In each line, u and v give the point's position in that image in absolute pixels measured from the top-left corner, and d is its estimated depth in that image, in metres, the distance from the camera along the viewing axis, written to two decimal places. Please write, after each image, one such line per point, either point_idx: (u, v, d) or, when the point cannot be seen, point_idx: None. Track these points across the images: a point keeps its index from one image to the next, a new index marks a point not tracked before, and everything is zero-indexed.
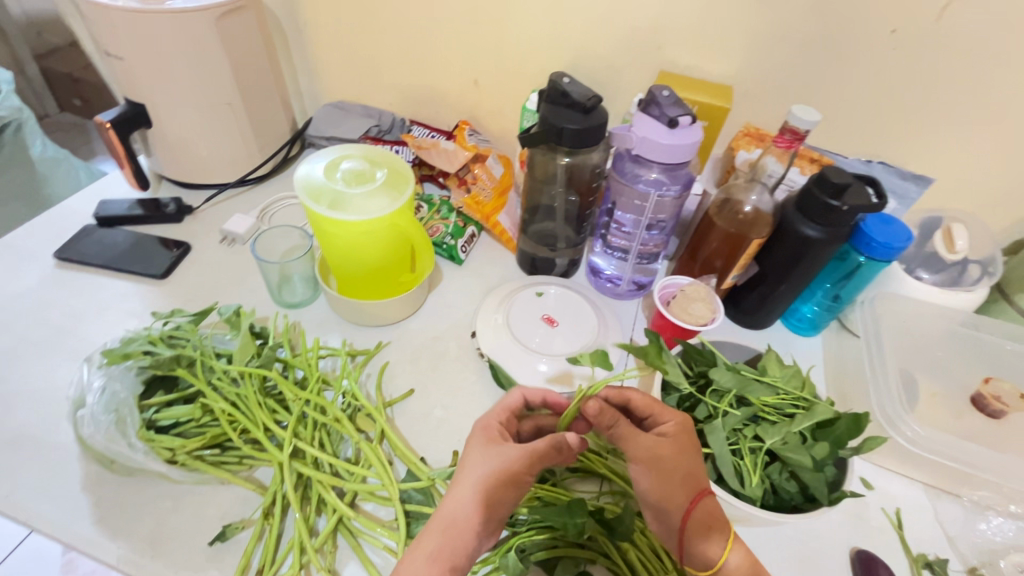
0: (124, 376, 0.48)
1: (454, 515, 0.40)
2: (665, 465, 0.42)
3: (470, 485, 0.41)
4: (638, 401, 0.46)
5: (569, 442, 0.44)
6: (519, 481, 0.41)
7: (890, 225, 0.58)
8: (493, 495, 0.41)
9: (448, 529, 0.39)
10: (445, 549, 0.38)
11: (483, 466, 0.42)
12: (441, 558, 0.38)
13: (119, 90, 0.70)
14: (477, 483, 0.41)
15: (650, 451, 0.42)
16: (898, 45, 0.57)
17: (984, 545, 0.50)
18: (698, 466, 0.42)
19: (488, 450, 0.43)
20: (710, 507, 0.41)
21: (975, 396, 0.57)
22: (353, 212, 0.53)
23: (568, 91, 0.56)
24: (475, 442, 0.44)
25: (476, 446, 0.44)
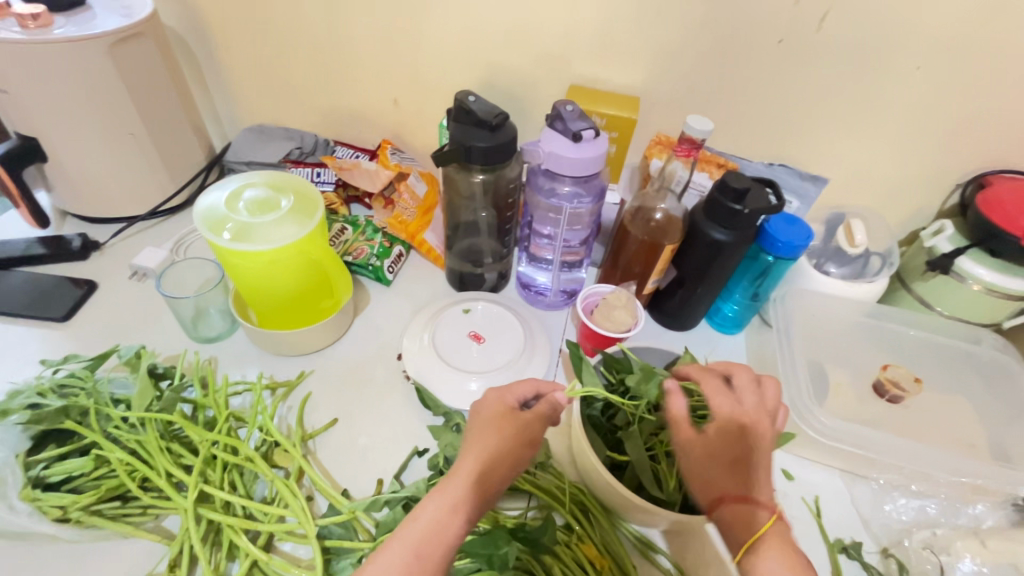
0: (5, 433, 0.44)
1: (481, 474, 0.39)
2: (694, 468, 0.42)
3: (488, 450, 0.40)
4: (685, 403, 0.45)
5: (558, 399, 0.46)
6: (527, 446, 0.42)
7: (793, 225, 0.60)
8: (514, 456, 0.41)
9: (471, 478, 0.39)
10: (465, 499, 0.38)
11: (504, 431, 0.42)
12: (462, 508, 0.38)
13: (8, 123, 0.66)
14: (502, 445, 0.41)
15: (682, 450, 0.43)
16: (787, 54, 0.60)
17: (892, 525, 0.53)
18: (726, 478, 0.40)
19: (510, 414, 0.43)
20: (742, 516, 0.38)
21: (876, 384, 0.61)
22: (260, 242, 0.52)
23: (473, 109, 0.56)
24: (488, 406, 0.43)
25: (487, 403, 0.44)
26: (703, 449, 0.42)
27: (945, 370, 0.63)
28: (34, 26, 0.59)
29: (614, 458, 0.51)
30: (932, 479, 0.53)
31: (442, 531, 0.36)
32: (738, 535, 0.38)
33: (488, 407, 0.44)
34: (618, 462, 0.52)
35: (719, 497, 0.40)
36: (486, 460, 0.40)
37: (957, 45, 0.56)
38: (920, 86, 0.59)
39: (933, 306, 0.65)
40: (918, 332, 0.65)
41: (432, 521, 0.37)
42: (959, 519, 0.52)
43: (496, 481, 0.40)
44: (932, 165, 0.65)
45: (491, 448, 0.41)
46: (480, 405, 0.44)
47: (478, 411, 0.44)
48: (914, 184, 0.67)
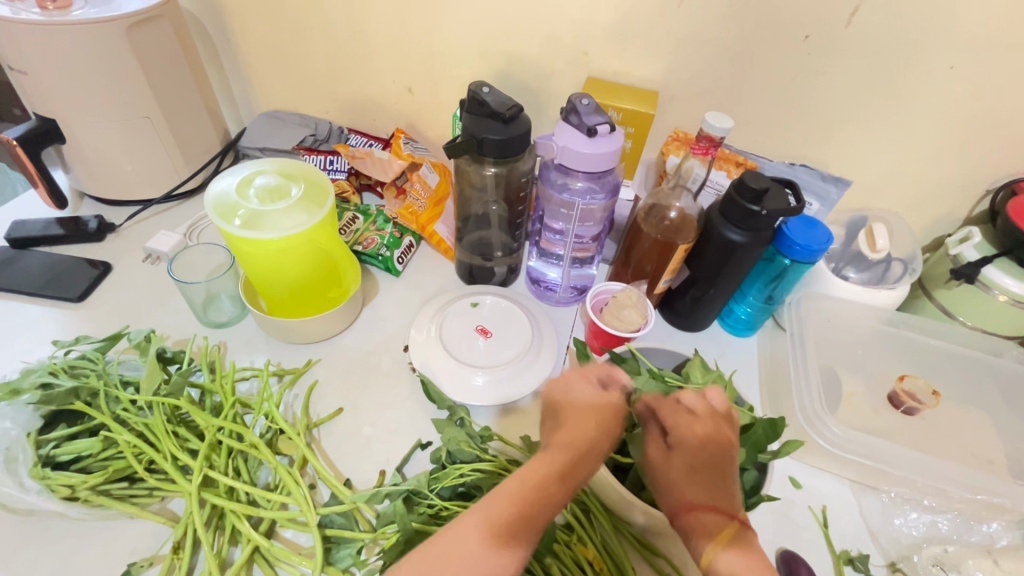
0: (18, 412, 0.45)
1: (576, 446, 0.40)
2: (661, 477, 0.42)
3: (576, 427, 0.41)
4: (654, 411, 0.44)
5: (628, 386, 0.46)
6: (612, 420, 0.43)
7: (811, 228, 0.58)
8: (605, 428, 0.42)
9: (570, 447, 0.40)
10: (564, 468, 0.39)
11: (590, 406, 0.42)
12: (567, 475, 0.38)
13: (28, 104, 0.66)
14: (593, 422, 0.41)
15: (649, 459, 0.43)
16: (813, 50, 0.58)
17: (902, 539, 0.52)
18: (691, 487, 0.40)
19: (594, 393, 0.43)
20: (700, 526, 0.38)
21: (891, 395, 0.59)
22: (269, 230, 0.52)
23: (487, 101, 0.55)
24: (567, 390, 0.44)
25: (576, 380, 0.44)
26: (668, 459, 0.42)
27: (965, 382, 0.61)
28: (52, 7, 0.59)
29: (617, 460, 0.50)
30: (946, 495, 0.52)
31: (545, 493, 0.37)
32: (702, 541, 0.38)
33: (564, 384, 0.44)
34: (622, 463, 0.51)
35: (682, 507, 0.40)
36: (582, 432, 0.40)
37: (994, 44, 0.53)
38: (952, 86, 0.57)
39: (956, 316, 0.63)
40: (939, 342, 0.63)
41: (536, 486, 0.38)
42: (970, 537, 0.51)
43: (593, 450, 0.40)
44: (961, 169, 0.62)
45: (596, 428, 0.41)
46: (564, 384, 0.44)
47: (566, 392, 0.43)
48: (942, 188, 0.65)
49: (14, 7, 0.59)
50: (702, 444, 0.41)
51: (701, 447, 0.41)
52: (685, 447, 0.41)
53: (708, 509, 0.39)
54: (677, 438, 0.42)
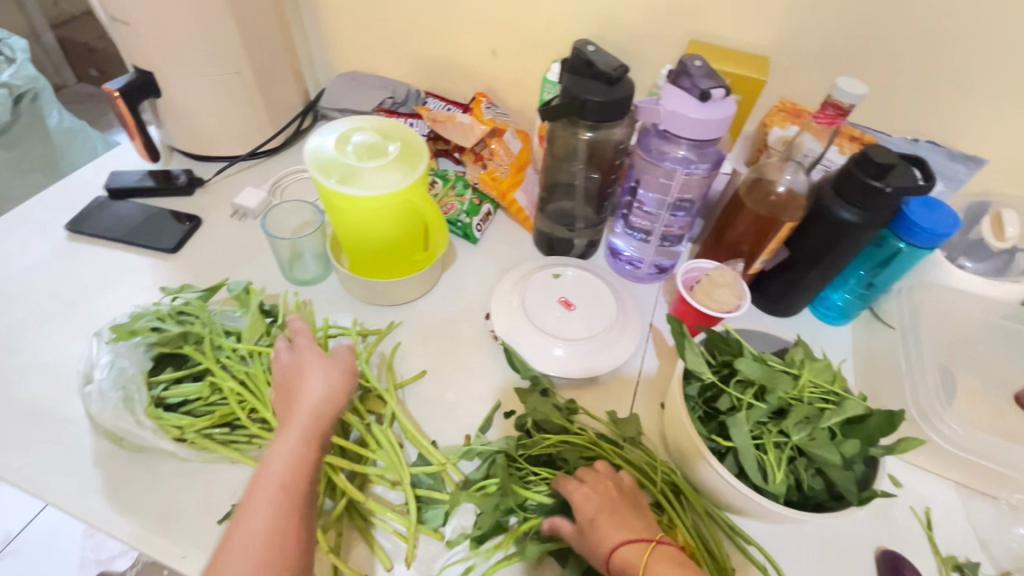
0: (132, 352, 0.47)
1: (307, 397, 0.43)
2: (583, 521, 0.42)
3: (303, 393, 0.43)
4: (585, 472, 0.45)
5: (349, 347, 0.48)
6: (342, 384, 0.45)
7: (935, 210, 0.54)
8: (337, 395, 0.44)
9: (306, 441, 0.41)
10: (306, 461, 0.40)
11: (326, 371, 0.45)
12: (313, 438, 0.41)
13: (127, 57, 0.68)
14: (331, 389, 0.44)
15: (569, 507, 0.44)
16: (957, 13, 0.52)
17: (1018, 549, 0.48)
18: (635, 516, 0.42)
19: (324, 361, 0.46)
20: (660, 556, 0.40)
21: (1021, 395, 0.53)
22: (365, 188, 0.51)
23: (592, 61, 0.52)
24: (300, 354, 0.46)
25: (309, 385, 0.44)
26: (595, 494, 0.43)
27: None
28: None
29: (714, 442, 0.48)
30: None
31: (300, 462, 0.40)
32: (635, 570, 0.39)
33: (289, 375, 0.46)
34: (718, 447, 0.49)
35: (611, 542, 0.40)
36: (319, 410, 0.43)
37: None
38: None
39: None
40: None
41: (291, 458, 0.40)
42: None
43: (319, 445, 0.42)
44: None
45: (294, 445, 0.41)
46: (297, 364, 0.46)
47: (297, 368, 0.46)
48: None
49: None
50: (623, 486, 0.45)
51: (596, 501, 0.42)
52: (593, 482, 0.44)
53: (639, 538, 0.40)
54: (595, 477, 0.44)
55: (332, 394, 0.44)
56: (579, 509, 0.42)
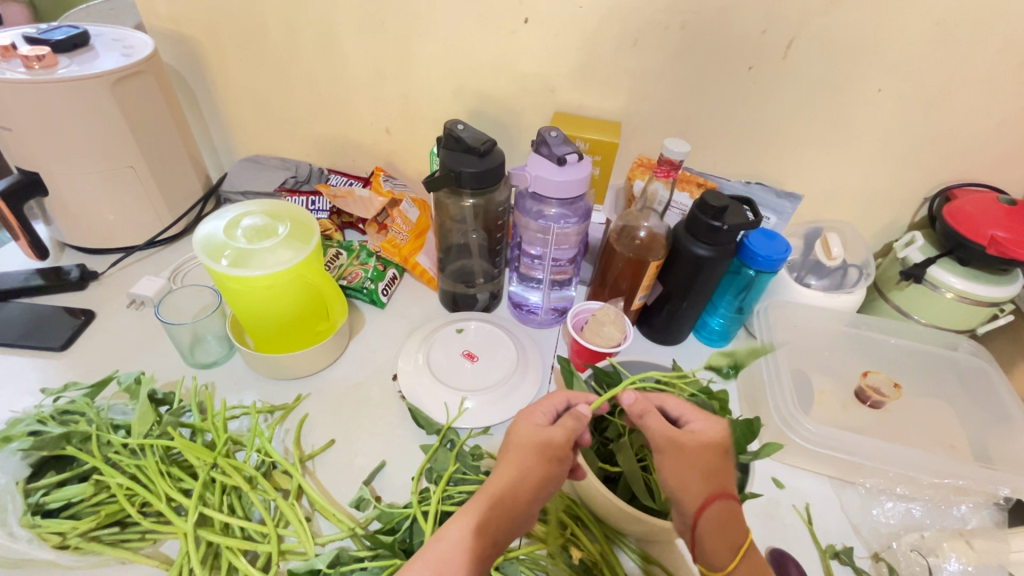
0: (6, 460, 0.45)
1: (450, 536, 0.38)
2: (677, 453, 0.43)
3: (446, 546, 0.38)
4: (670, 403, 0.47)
5: (523, 466, 0.41)
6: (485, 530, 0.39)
7: (771, 240, 0.63)
8: (482, 549, 0.38)
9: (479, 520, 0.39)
10: (492, 504, 0.40)
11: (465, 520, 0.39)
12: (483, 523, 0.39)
13: (11, 159, 0.68)
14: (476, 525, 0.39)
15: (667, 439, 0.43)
16: (757, 80, 0.64)
17: (881, 529, 0.54)
18: (722, 472, 0.42)
19: (469, 516, 0.39)
20: (726, 512, 0.41)
21: (858, 391, 0.62)
22: (256, 268, 0.53)
23: (462, 136, 0.58)
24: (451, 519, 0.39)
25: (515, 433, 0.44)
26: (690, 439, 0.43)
27: (927, 376, 0.65)
28: (39, 66, 0.61)
29: (607, 469, 0.52)
30: (916, 482, 0.54)
31: (460, 548, 0.38)
32: (729, 529, 0.40)
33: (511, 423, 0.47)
34: (611, 474, 0.53)
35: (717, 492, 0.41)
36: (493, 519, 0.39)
37: (914, 69, 0.60)
38: (884, 105, 0.63)
39: (911, 315, 0.68)
40: (901, 340, 0.66)
41: (460, 536, 0.38)
42: (945, 521, 0.53)
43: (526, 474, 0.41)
44: (901, 179, 0.68)
45: (471, 525, 0.39)
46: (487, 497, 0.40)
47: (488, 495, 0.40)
48: (884, 198, 0.71)
49: (1, 67, 0.61)
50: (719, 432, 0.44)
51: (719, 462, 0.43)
52: (694, 433, 0.44)
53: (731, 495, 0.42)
54: (701, 427, 0.45)
55: (528, 459, 0.42)
56: (704, 436, 0.44)
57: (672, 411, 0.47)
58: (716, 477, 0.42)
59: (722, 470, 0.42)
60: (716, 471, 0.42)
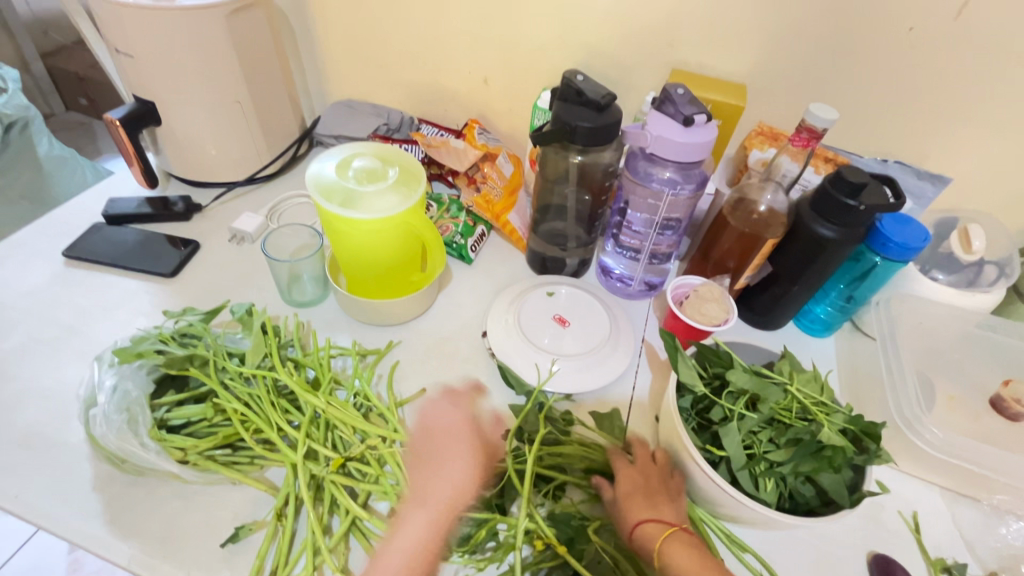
0: (136, 374, 0.48)
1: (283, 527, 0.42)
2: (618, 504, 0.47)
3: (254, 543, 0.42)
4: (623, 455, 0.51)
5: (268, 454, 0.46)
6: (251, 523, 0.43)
7: (907, 225, 0.57)
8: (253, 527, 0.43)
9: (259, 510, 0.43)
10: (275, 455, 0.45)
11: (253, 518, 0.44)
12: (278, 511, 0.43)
13: (128, 87, 0.69)
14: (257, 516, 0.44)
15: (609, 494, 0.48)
16: (916, 44, 0.56)
17: (1001, 549, 0.50)
18: (656, 496, 0.47)
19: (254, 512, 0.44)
20: (654, 531, 0.44)
21: (993, 399, 0.57)
22: (366, 211, 0.53)
23: (582, 89, 0.55)
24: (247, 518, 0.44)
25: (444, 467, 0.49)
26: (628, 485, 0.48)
27: None
28: None
29: (710, 452, 0.49)
30: None
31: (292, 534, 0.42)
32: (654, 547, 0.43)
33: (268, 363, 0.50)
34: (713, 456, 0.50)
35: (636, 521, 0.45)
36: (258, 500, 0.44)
37: None
38: None
39: None
40: None
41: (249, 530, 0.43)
42: None
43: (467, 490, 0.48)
44: None
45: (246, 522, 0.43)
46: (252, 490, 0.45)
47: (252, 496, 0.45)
48: None
49: None
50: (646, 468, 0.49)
51: (640, 481, 0.48)
52: (624, 477, 0.48)
53: (652, 519, 0.45)
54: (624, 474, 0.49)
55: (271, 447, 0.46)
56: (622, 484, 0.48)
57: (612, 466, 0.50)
58: (637, 508, 0.46)
59: (645, 499, 0.46)
60: (635, 501, 0.46)
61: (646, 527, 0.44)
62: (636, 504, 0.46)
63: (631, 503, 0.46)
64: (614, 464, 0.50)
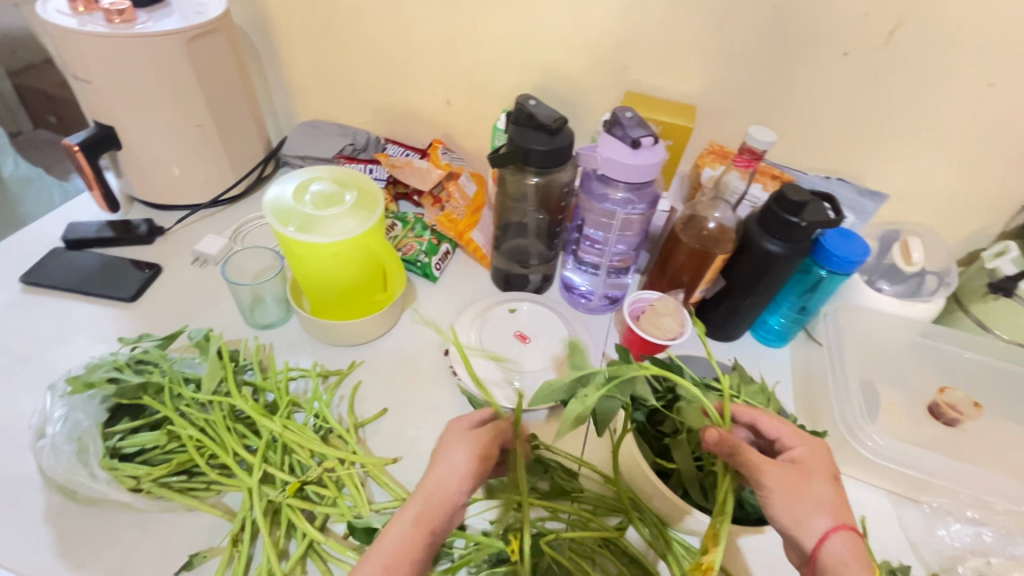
0: (87, 403, 0.48)
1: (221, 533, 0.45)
2: (793, 488, 0.37)
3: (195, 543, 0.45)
4: (782, 429, 0.42)
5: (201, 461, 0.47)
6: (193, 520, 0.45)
7: (850, 240, 0.59)
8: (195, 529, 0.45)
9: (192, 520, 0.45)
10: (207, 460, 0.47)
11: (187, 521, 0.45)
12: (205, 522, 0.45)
13: (88, 112, 0.69)
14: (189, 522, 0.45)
15: (782, 472, 0.38)
16: (851, 67, 0.59)
17: (944, 550, 0.51)
18: (834, 489, 0.38)
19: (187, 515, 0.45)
20: (853, 547, 0.34)
21: (932, 406, 0.60)
22: (323, 235, 0.53)
23: (534, 113, 0.57)
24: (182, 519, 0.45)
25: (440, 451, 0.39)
26: (798, 468, 0.39)
27: (1005, 398, 0.62)
28: (119, 20, 0.62)
29: (662, 465, 0.51)
30: (989, 506, 0.52)
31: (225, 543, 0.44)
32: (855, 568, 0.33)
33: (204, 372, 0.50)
34: (664, 468, 0.52)
35: (836, 521, 0.36)
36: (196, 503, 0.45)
37: None
38: (992, 102, 0.58)
39: (991, 328, 0.63)
40: (975, 355, 0.63)
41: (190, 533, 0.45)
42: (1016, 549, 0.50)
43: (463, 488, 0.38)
44: (998, 185, 0.64)
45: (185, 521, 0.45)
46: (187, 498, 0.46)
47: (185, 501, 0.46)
48: (975, 203, 0.66)
49: (83, 19, 0.62)
50: (824, 456, 0.40)
51: (827, 463, 0.40)
52: (803, 457, 0.40)
53: (849, 528, 0.35)
54: (808, 451, 0.40)
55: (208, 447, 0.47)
56: (812, 454, 0.40)
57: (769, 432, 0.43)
58: (833, 505, 0.36)
59: (832, 490, 0.37)
60: (831, 496, 0.37)
61: (837, 535, 0.35)
62: (827, 501, 0.36)
63: (796, 478, 0.38)
64: (791, 438, 0.42)
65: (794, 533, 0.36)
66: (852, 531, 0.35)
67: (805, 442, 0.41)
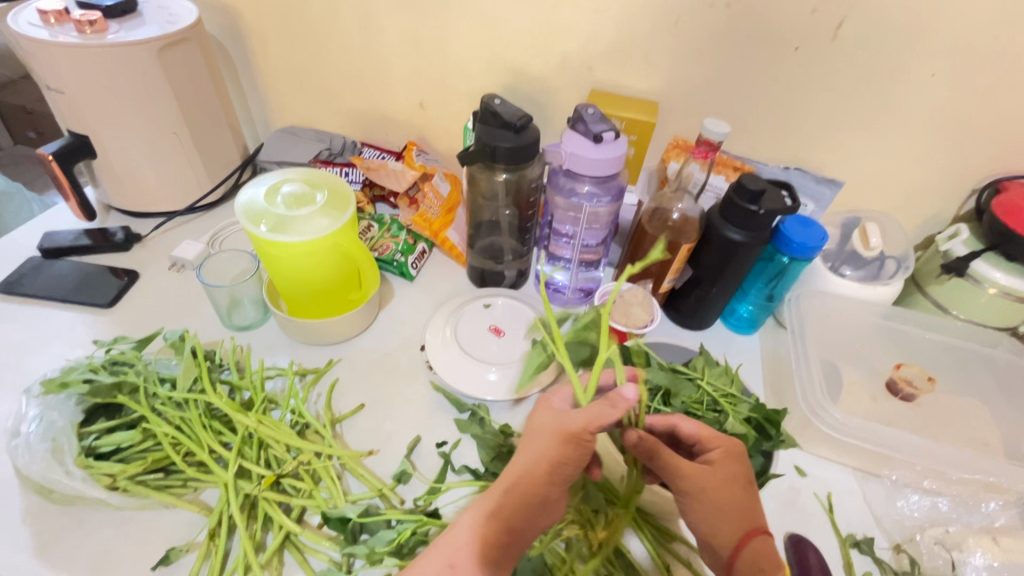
0: (63, 404, 0.49)
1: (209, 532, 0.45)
2: (701, 495, 0.41)
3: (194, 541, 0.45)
4: (685, 427, 0.45)
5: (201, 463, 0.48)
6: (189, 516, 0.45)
7: (807, 227, 0.61)
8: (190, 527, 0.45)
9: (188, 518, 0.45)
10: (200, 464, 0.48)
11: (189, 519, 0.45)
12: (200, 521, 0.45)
13: (63, 122, 0.70)
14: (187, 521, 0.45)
15: (692, 480, 0.41)
16: (804, 61, 0.62)
17: (904, 521, 0.53)
18: (742, 495, 0.41)
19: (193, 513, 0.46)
20: (764, 550, 0.39)
21: (889, 382, 0.62)
22: (295, 235, 0.55)
23: (499, 111, 0.58)
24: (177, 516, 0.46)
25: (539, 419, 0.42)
26: (712, 475, 0.41)
27: (962, 375, 0.64)
28: (90, 31, 0.63)
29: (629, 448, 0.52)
30: (944, 476, 0.54)
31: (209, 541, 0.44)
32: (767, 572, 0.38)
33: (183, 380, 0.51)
34: None
35: (745, 529, 0.39)
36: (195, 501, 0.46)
37: (972, 54, 0.57)
38: (937, 91, 0.60)
39: (949, 310, 0.66)
40: (933, 335, 0.65)
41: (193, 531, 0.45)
42: (972, 517, 0.52)
43: (548, 471, 0.39)
44: (949, 171, 0.66)
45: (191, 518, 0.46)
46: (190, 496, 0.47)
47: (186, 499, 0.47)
48: (929, 189, 0.68)
49: (55, 31, 0.63)
50: (734, 460, 0.43)
51: (735, 467, 0.42)
52: (715, 461, 0.42)
53: (757, 534, 0.39)
54: (721, 455, 0.42)
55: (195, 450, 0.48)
56: (722, 461, 0.42)
57: (687, 434, 0.45)
58: (739, 514, 0.40)
59: (742, 498, 0.41)
60: (744, 504, 0.40)
61: (752, 542, 0.39)
62: (738, 509, 0.40)
63: (705, 485, 0.41)
64: (709, 438, 0.44)
65: (713, 538, 0.40)
66: (764, 534, 0.40)
67: (718, 443, 0.43)
